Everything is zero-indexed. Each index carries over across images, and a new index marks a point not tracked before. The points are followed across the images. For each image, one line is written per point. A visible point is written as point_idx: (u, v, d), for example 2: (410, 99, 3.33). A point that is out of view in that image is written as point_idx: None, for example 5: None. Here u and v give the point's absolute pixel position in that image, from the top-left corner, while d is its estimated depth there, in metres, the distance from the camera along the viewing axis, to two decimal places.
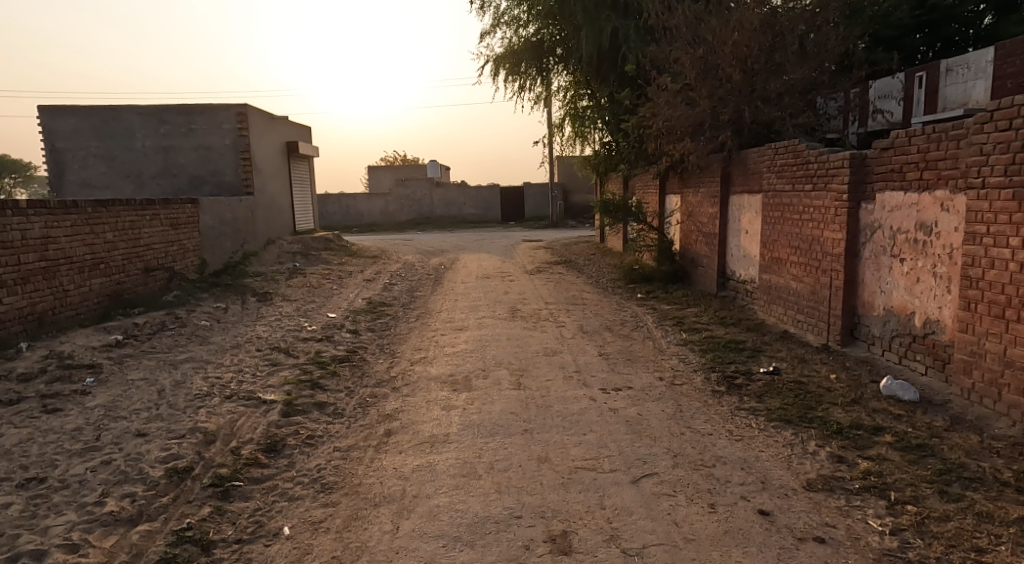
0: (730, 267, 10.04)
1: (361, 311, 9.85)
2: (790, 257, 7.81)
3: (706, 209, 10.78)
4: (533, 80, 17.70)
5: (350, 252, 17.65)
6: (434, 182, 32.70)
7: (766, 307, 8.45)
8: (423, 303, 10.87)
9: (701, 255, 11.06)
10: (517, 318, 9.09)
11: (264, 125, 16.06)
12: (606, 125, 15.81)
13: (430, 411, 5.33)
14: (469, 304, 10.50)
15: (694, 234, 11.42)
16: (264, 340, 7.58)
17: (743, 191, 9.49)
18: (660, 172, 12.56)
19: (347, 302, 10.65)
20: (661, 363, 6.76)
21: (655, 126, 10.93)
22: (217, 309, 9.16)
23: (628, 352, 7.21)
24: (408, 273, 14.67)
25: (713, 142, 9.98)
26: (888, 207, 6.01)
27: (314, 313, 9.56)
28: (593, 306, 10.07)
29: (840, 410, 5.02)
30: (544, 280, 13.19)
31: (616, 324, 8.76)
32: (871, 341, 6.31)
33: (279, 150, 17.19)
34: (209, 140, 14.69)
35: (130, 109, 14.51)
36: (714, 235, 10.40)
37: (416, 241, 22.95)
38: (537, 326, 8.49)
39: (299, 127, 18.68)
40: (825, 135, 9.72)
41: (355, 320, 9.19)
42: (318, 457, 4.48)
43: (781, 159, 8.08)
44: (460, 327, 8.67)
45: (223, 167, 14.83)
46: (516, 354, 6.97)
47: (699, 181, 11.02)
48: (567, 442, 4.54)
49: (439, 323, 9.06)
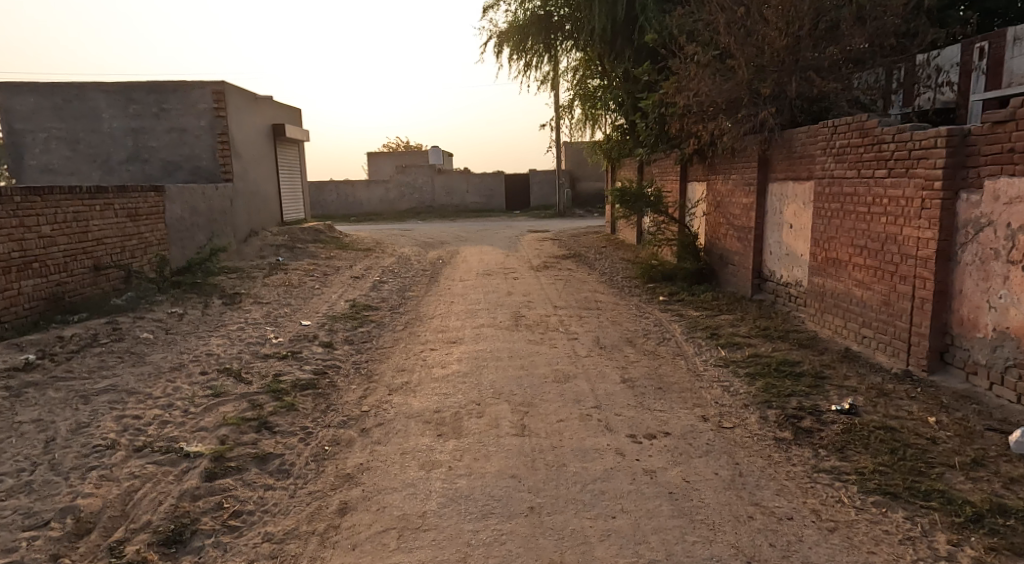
0: (770, 266, 8.72)
1: (341, 318, 8.51)
2: (853, 258, 6.46)
3: (740, 200, 9.39)
4: (540, 58, 16.28)
5: (341, 245, 16.32)
6: (435, 169, 31.29)
7: (819, 317, 7.11)
8: (415, 306, 9.53)
9: (733, 252, 9.72)
10: (522, 328, 7.74)
11: (245, 106, 14.71)
12: (620, 105, 14.40)
13: (404, 473, 4.00)
14: (467, 308, 9.16)
15: (724, 227, 10.06)
16: (213, 359, 6.24)
17: (787, 178, 8.15)
18: (683, 157, 11.21)
19: (327, 306, 9.31)
20: (702, 395, 5.40)
21: (680, 103, 9.53)
22: (171, 316, 7.82)
23: (658, 378, 5.85)
24: (402, 269, 13.36)
25: (751, 120, 8.56)
26: (1003, 199, 4.72)
27: (287, 319, 8.23)
28: (609, 313, 8.69)
29: (963, 479, 3.68)
30: (552, 277, 11.80)
31: (638, 337, 7.39)
32: (971, 370, 5.00)
33: (264, 134, 15.84)
34: (183, 122, 13.35)
35: (96, 86, 13.16)
36: (750, 229, 9.05)
37: (415, 231, 21.60)
38: (545, 340, 7.12)
39: (286, 109, 17.29)
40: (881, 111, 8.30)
41: (333, 329, 7.86)
42: (238, 554, 3.19)
43: (840, 139, 6.72)
44: (454, 341, 7.31)
45: (199, 151, 13.49)
46: (520, 382, 5.63)
47: (731, 167, 9.63)
48: (589, 535, 3.23)
49: (429, 334, 7.73)
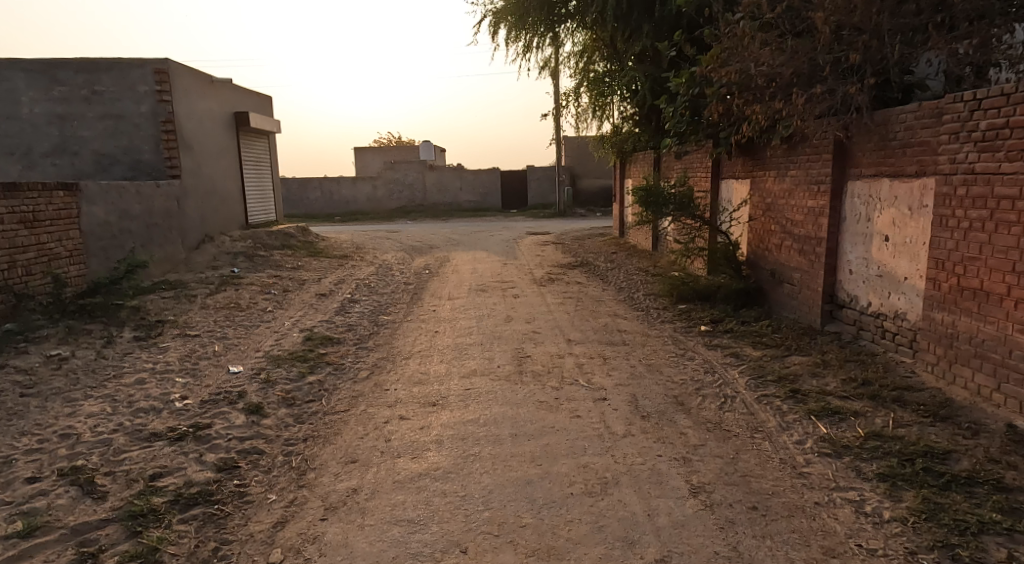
0: (851, 289, 6.72)
1: (286, 359, 6.41)
2: (1015, 290, 4.49)
3: (805, 202, 7.38)
4: (540, 38, 14.21)
5: (313, 251, 14.21)
6: (426, 165, 29.20)
7: (946, 367, 5.12)
8: (388, 338, 7.47)
9: (792, 268, 7.71)
10: (527, 380, 5.67)
11: (199, 89, 12.61)
12: (639, 90, 12.35)
13: None
14: (454, 343, 7.10)
15: (778, 236, 8.04)
16: (66, 445, 4.18)
17: (882, 173, 6.16)
18: (722, 149, 9.18)
19: (274, 339, 7.21)
20: (825, 527, 3.34)
21: (726, 79, 7.46)
22: (45, 363, 5.70)
23: (743, 484, 3.79)
24: (380, 282, 11.29)
25: (828, 98, 6.54)
26: None
27: (210, 365, 6.12)
28: (642, 353, 6.60)
29: None
30: (560, 295, 9.73)
31: (690, 397, 5.31)
32: None
33: (225, 123, 13.75)
34: (119, 107, 11.22)
35: (12, 64, 11.01)
36: (821, 240, 7.06)
37: (402, 234, 19.53)
38: (561, 404, 5.05)
39: (251, 95, 15.12)
40: (990, 74, 6.31)
41: (270, 380, 5.76)
42: None
43: (987, 118, 4.74)
44: (434, 402, 5.24)
45: (139, 142, 11.38)
46: (530, 501, 3.56)
47: (791, 160, 7.62)
48: None
49: (401, 388, 5.66)
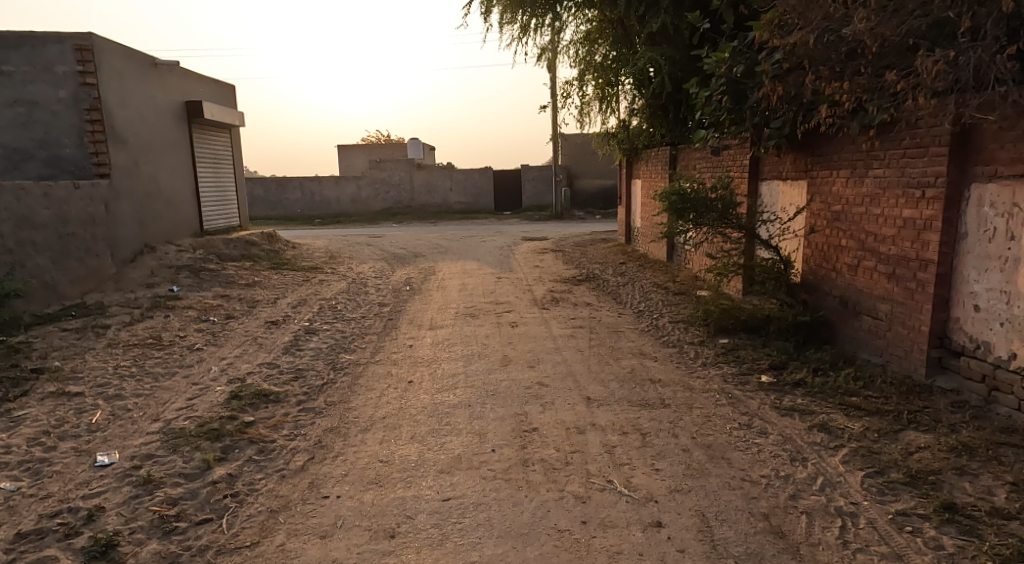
0: (977, 333, 4.89)
1: (188, 437, 4.50)
2: None
3: (899, 211, 5.50)
4: (540, 19, 12.29)
5: (277, 262, 12.30)
6: (415, 164, 27.30)
7: None
8: (342, 392, 5.57)
9: (879, 299, 5.84)
10: (535, 482, 3.80)
11: (137, 71, 10.66)
12: (660, 75, 10.44)
13: None
14: (429, 404, 5.20)
15: (855, 254, 6.17)
16: None
17: None
18: (772, 142, 7.29)
19: (185, 398, 5.29)
20: None
21: (792, 48, 5.58)
22: None
23: None
24: (349, 303, 9.38)
25: (954, 68, 4.66)
26: None
27: (70, 451, 4.21)
28: (692, 424, 4.71)
29: None
30: (570, 322, 7.85)
31: (787, 520, 3.45)
32: None
33: (173, 113, 11.81)
34: (32, 92, 9.27)
35: None
36: (926, 264, 5.21)
37: (386, 239, 17.61)
38: (593, 543, 3.21)
39: (206, 82, 13.15)
40: None
41: (150, 480, 3.86)
42: None
43: None
44: (391, 531, 3.36)
45: (58, 134, 9.41)
46: None
47: (878, 155, 5.74)
48: None
49: (345, 495, 3.78)
